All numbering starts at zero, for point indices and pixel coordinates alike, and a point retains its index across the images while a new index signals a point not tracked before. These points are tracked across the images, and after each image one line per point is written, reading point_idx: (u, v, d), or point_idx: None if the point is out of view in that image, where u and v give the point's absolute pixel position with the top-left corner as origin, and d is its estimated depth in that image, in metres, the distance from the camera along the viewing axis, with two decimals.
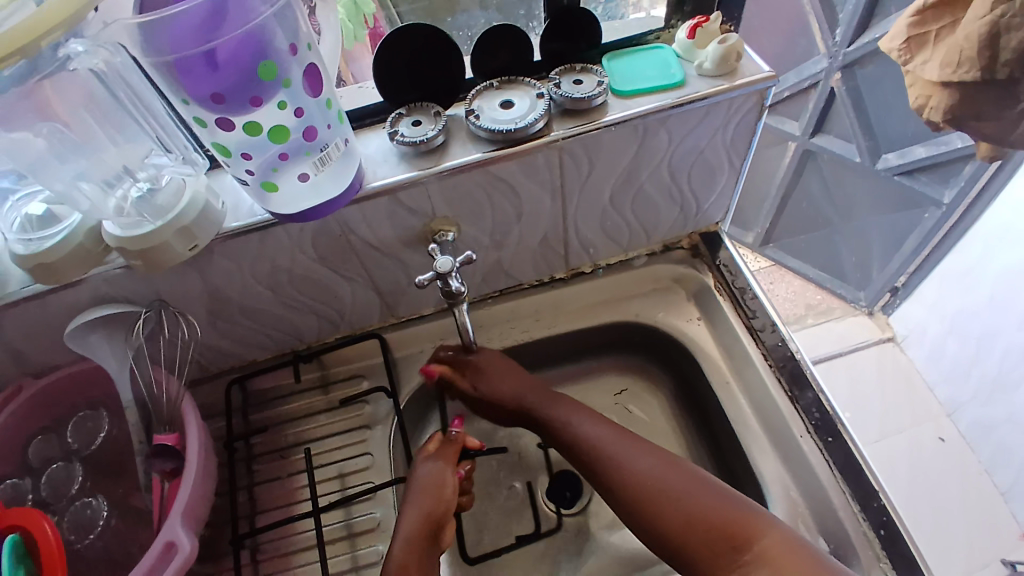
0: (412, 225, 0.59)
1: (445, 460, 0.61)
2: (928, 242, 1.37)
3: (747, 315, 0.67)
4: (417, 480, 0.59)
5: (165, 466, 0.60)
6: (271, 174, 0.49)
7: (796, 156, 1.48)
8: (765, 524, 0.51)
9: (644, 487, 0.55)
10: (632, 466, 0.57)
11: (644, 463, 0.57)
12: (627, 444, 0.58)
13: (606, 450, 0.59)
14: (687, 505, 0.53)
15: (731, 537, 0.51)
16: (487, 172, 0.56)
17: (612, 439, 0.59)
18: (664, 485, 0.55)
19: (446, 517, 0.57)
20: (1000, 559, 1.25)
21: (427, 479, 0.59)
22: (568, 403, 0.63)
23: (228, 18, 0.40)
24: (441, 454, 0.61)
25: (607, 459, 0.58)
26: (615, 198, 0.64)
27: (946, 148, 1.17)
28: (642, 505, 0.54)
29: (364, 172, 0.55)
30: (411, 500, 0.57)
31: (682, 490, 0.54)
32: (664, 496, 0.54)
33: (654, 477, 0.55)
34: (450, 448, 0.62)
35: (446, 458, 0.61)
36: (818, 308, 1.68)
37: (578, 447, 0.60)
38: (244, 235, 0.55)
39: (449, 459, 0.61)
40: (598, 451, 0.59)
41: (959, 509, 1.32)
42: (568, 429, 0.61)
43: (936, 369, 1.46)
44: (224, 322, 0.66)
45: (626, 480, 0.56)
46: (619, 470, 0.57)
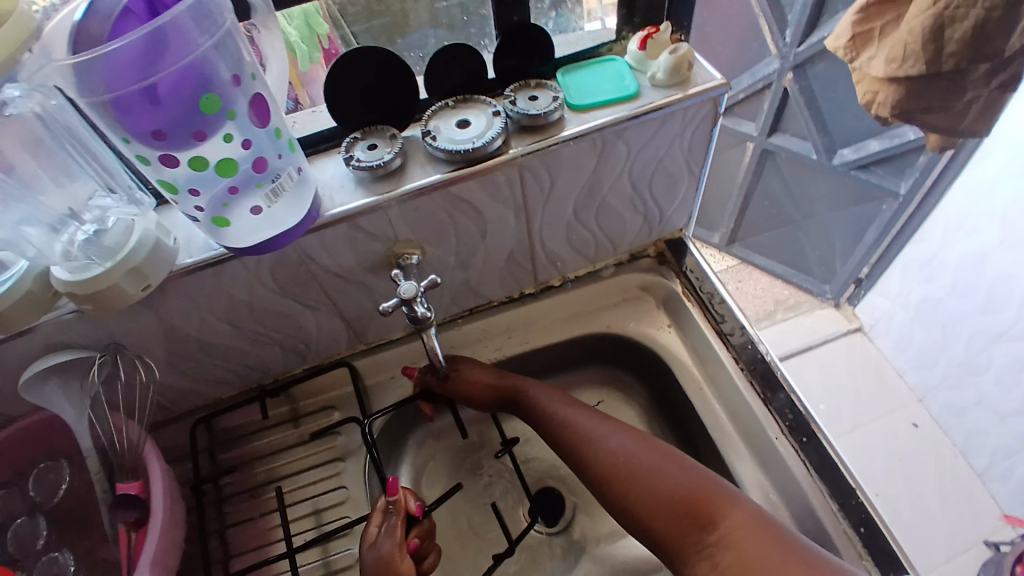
0: (374, 250, 0.58)
1: (395, 536, 0.54)
2: (887, 233, 1.40)
3: (716, 319, 0.68)
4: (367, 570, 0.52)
5: (129, 516, 0.56)
6: (222, 209, 0.48)
7: (755, 156, 1.51)
8: (734, 503, 0.50)
9: (616, 462, 0.55)
10: (603, 443, 0.56)
11: (614, 438, 0.56)
12: (601, 424, 0.58)
13: (578, 430, 0.58)
14: (657, 481, 0.53)
15: (698, 512, 0.50)
16: (448, 193, 0.55)
17: (584, 418, 0.59)
18: (633, 461, 0.54)
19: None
20: (983, 540, 1.27)
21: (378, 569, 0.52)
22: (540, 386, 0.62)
23: (166, 51, 0.38)
24: (390, 534, 0.53)
25: (580, 438, 0.58)
26: (579, 211, 0.64)
27: (900, 140, 1.21)
28: (611, 480, 0.54)
29: (321, 199, 0.53)
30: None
31: (650, 468, 0.53)
32: (637, 472, 0.53)
33: (621, 451, 0.55)
34: (393, 523, 0.54)
35: (390, 539, 0.53)
36: (787, 303, 1.71)
37: (552, 429, 0.60)
38: (200, 271, 0.53)
39: (397, 538, 0.54)
40: (574, 432, 0.58)
41: (937, 492, 1.34)
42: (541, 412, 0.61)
43: (904, 356, 1.49)
44: (185, 361, 0.63)
45: (595, 456, 0.56)
46: (590, 446, 0.57)
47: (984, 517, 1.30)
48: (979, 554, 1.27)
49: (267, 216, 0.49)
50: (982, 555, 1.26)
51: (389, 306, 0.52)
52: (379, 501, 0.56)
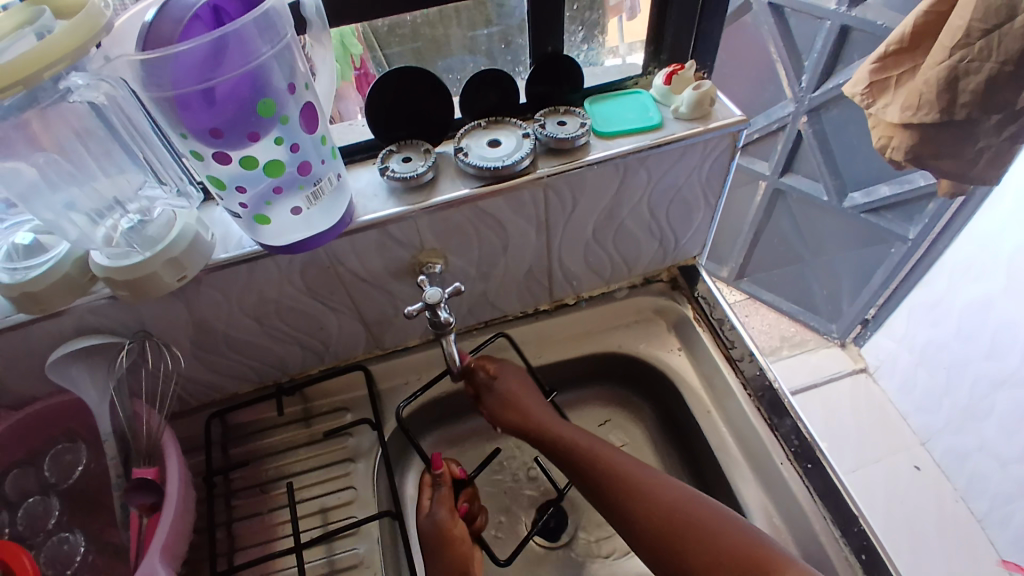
0: (401, 257, 0.60)
1: (445, 502, 0.59)
2: (895, 275, 1.41)
3: (725, 344, 0.70)
4: (425, 537, 0.57)
5: (145, 500, 0.59)
6: (263, 207, 0.50)
7: (766, 194, 1.55)
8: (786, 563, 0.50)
9: (675, 514, 0.54)
10: (663, 495, 0.55)
11: (670, 494, 0.55)
12: (651, 474, 0.57)
13: (628, 481, 0.57)
14: (716, 538, 0.52)
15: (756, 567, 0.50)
16: (475, 207, 0.58)
17: (640, 469, 0.58)
18: (689, 516, 0.53)
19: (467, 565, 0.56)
20: None
21: (433, 536, 0.57)
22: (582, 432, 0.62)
23: (229, 58, 0.41)
24: (442, 503, 0.59)
25: (639, 488, 0.56)
26: (598, 233, 0.66)
27: (910, 186, 1.24)
28: (669, 535, 0.53)
29: (355, 205, 0.56)
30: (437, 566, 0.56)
31: (706, 526, 0.52)
32: (702, 525, 0.52)
33: (680, 505, 0.54)
34: (444, 493, 0.60)
35: (442, 504, 0.59)
36: (793, 340, 1.73)
37: (603, 478, 0.58)
38: (233, 266, 0.56)
39: (449, 505, 0.59)
40: (621, 480, 0.57)
41: (936, 538, 1.32)
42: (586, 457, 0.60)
43: (908, 400, 1.48)
44: (208, 354, 0.65)
45: (652, 508, 0.54)
46: (647, 496, 0.55)
47: (984, 565, 1.28)
48: None
49: (303, 217, 0.52)
50: None
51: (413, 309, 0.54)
52: (426, 473, 0.62)
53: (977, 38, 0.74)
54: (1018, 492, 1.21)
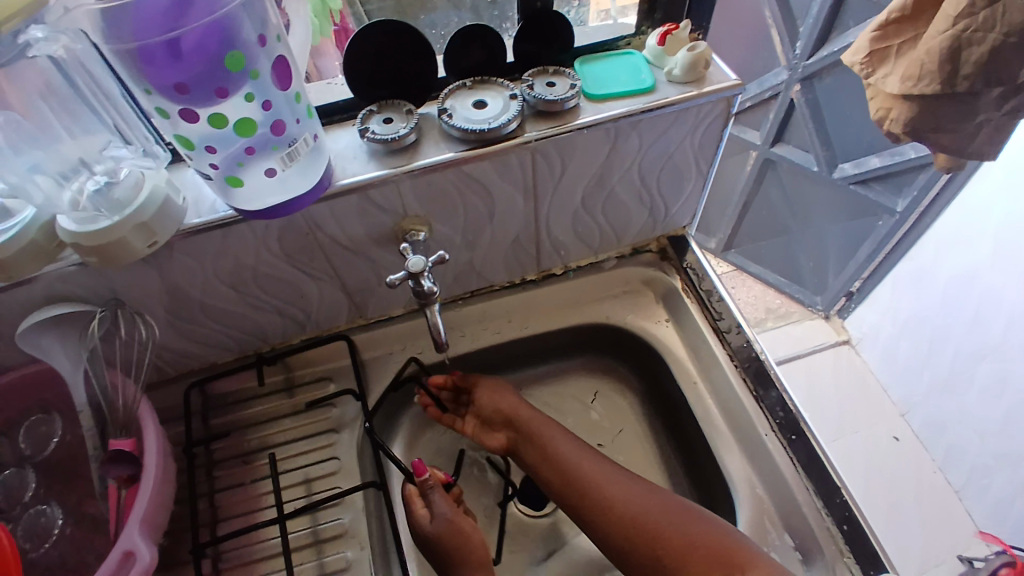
0: (382, 224, 0.58)
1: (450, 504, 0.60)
2: (881, 249, 1.41)
3: (714, 316, 0.69)
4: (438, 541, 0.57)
5: (121, 472, 0.57)
6: (236, 169, 0.48)
7: (756, 165, 1.54)
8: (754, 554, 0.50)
9: (631, 516, 0.55)
10: (612, 494, 0.57)
11: (626, 493, 0.57)
12: (602, 468, 0.59)
13: (581, 475, 0.59)
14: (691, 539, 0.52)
15: (731, 565, 0.50)
16: (461, 172, 0.55)
17: (603, 471, 0.59)
18: (662, 519, 0.54)
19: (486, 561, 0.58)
20: (955, 554, 1.29)
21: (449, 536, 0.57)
22: (537, 419, 0.63)
23: (193, 7, 0.39)
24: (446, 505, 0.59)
25: (586, 487, 0.58)
26: (587, 200, 0.64)
27: (901, 158, 1.22)
28: (640, 539, 0.54)
29: (334, 167, 0.54)
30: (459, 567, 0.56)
31: (663, 521, 0.54)
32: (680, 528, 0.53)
33: (634, 504, 0.56)
34: (440, 494, 0.60)
35: (445, 506, 0.59)
36: (778, 312, 1.73)
37: (556, 478, 0.60)
38: (207, 232, 0.53)
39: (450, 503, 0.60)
40: (570, 472, 0.59)
41: (911, 506, 1.36)
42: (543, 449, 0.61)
43: (890, 371, 1.50)
44: (185, 323, 0.63)
45: (606, 509, 0.56)
46: (608, 500, 0.56)
47: (959, 533, 1.32)
48: (952, 566, 1.28)
49: (281, 182, 0.50)
50: (954, 568, 1.28)
51: (396, 279, 0.52)
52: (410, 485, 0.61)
53: (980, 9, 0.73)
54: (995, 462, 1.23)
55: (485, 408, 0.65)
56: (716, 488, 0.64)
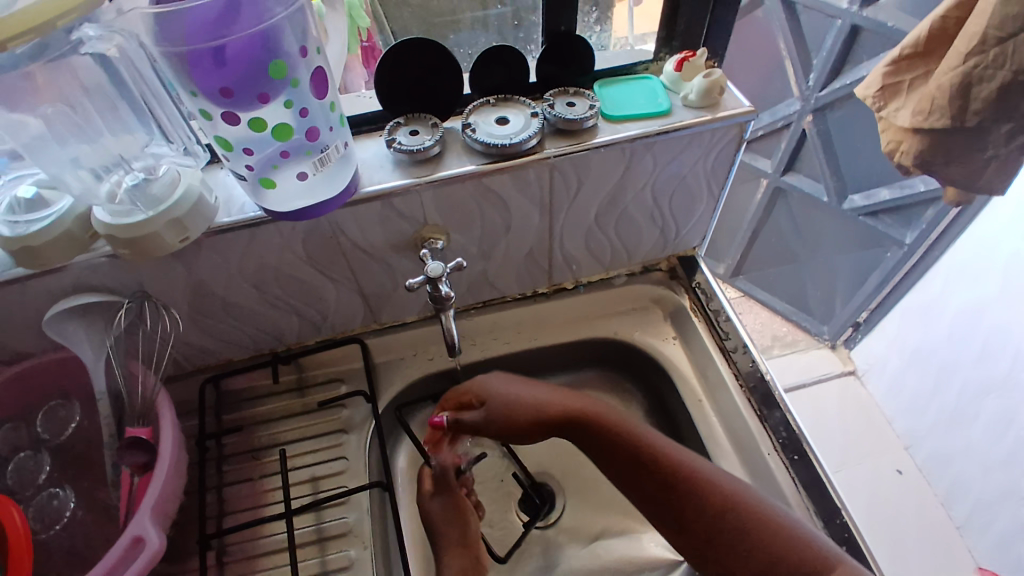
0: (402, 231, 0.60)
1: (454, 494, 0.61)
2: (889, 280, 1.42)
3: (720, 336, 0.70)
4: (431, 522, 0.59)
5: (137, 459, 0.58)
6: (270, 170, 0.51)
7: (766, 193, 1.56)
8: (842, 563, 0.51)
9: (723, 502, 0.54)
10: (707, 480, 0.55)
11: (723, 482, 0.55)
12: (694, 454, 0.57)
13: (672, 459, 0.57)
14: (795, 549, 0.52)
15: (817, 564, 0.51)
16: (481, 184, 0.58)
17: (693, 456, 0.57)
18: (751, 507, 0.54)
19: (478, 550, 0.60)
20: None
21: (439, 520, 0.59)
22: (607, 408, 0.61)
23: (241, 16, 0.41)
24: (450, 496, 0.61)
25: (680, 469, 0.56)
26: (601, 217, 0.66)
27: (911, 191, 1.24)
28: (728, 523, 0.53)
29: (360, 175, 0.56)
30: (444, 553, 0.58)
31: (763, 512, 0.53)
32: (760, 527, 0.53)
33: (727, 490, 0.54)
34: (450, 484, 0.61)
35: (450, 494, 0.61)
36: (784, 340, 1.74)
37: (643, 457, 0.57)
38: (234, 231, 0.56)
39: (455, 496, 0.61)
40: (660, 453, 0.57)
41: (914, 540, 1.35)
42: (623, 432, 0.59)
43: (896, 403, 1.49)
44: (205, 317, 0.65)
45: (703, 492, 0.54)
46: (703, 484, 0.55)
47: (963, 571, 1.30)
48: None
49: (312, 184, 0.52)
50: None
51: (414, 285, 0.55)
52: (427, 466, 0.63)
53: (991, 46, 0.74)
54: (997, 498, 1.22)
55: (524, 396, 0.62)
56: None
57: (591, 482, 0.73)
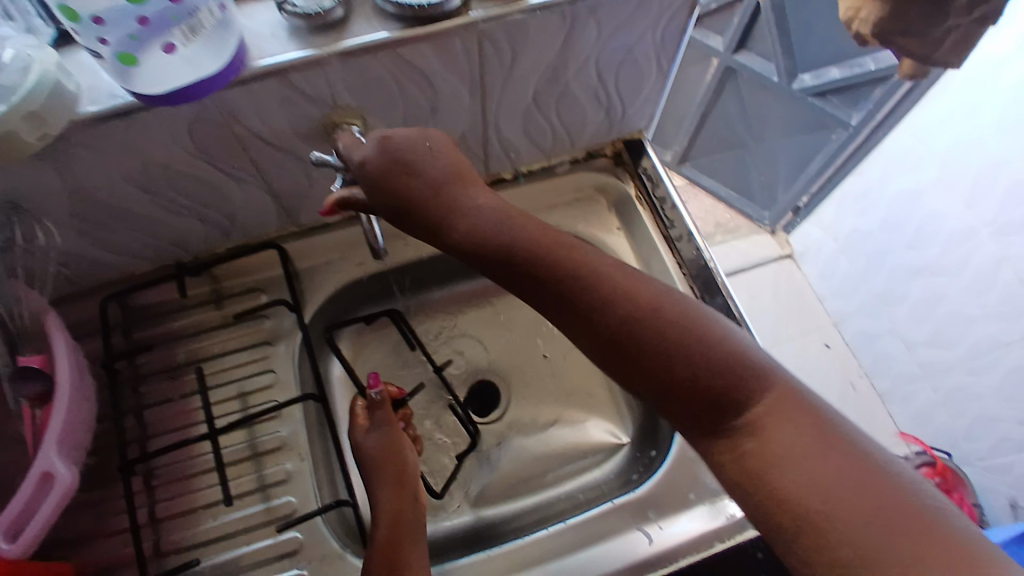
0: (310, 115, 0.51)
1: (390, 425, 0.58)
2: (832, 162, 1.41)
3: (665, 226, 0.67)
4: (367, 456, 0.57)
5: (34, 389, 0.54)
6: (129, 44, 0.41)
7: (716, 74, 1.43)
8: (775, 389, 0.40)
9: (632, 321, 0.42)
10: (617, 291, 0.43)
11: (647, 292, 0.43)
12: (600, 257, 0.45)
13: (580, 270, 0.44)
14: (847, 432, 0.38)
15: (737, 396, 0.40)
16: (396, 55, 0.48)
17: (597, 262, 0.45)
18: (666, 322, 0.42)
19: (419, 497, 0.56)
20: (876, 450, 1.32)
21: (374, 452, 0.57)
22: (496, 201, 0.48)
23: None
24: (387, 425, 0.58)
25: (582, 278, 0.44)
26: (539, 97, 0.59)
27: (861, 70, 1.20)
28: (628, 346, 0.42)
29: (247, 47, 0.46)
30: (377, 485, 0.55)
31: (682, 333, 0.42)
32: (755, 387, 0.40)
33: (637, 307, 0.43)
34: (385, 413, 0.59)
35: (387, 425, 0.58)
36: (727, 227, 1.72)
37: (541, 268, 0.45)
38: (108, 122, 0.45)
39: (392, 424, 0.59)
40: (555, 263, 0.45)
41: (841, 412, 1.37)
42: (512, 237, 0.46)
43: (829, 284, 1.49)
44: (94, 230, 0.56)
45: (618, 301, 0.43)
46: (605, 293, 0.44)
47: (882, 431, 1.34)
48: None
49: (190, 61, 0.43)
50: None
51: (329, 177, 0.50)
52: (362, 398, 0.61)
53: None
54: (922, 370, 1.24)
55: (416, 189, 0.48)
56: None
57: (533, 377, 0.71)
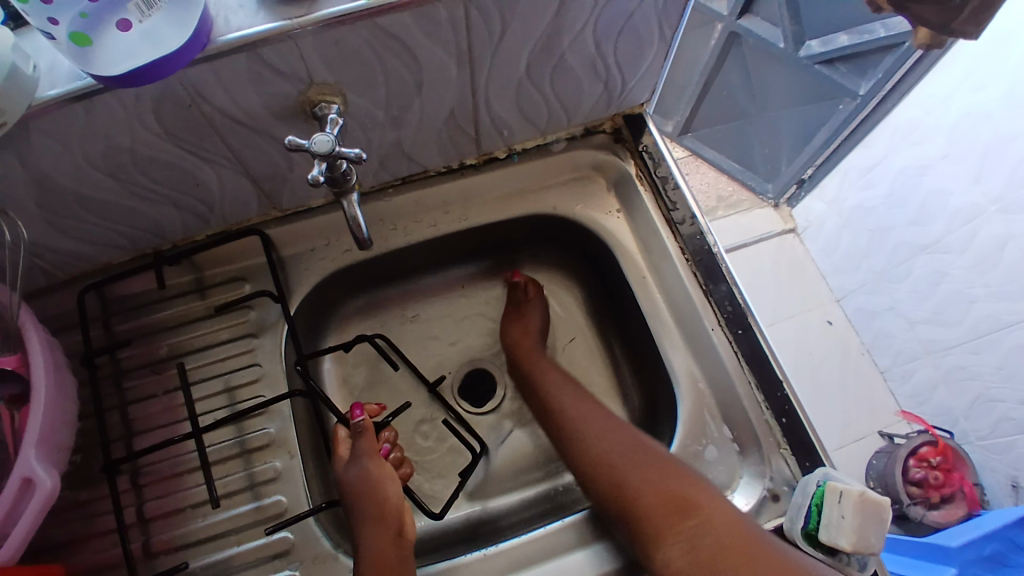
0: (285, 92, 0.48)
1: (370, 455, 0.56)
2: (839, 134, 1.24)
3: (667, 208, 0.64)
4: (349, 490, 0.54)
5: (7, 391, 0.51)
6: (81, 23, 0.38)
7: (721, 39, 1.20)
8: (712, 499, 0.50)
9: (607, 455, 0.56)
10: (596, 439, 0.57)
11: (624, 442, 0.56)
12: (596, 422, 0.59)
13: (570, 421, 0.60)
14: (757, 547, 0.46)
15: (682, 505, 0.50)
16: (375, 26, 0.44)
17: (591, 423, 0.59)
18: (624, 461, 0.54)
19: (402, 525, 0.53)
20: (877, 431, 1.25)
21: (355, 488, 0.54)
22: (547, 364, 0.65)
23: None
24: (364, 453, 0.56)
25: (570, 427, 0.59)
26: (532, 69, 0.54)
27: (869, 37, 1.03)
28: (600, 473, 0.55)
29: (211, 18, 0.42)
30: (359, 522, 0.52)
31: (644, 474, 0.52)
32: (699, 505, 0.49)
33: (611, 451, 0.56)
34: (365, 441, 0.57)
35: (366, 455, 0.56)
36: (728, 200, 1.53)
37: (549, 420, 0.62)
38: (68, 106, 0.42)
39: (371, 452, 0.56)
40: (563, 420, 0.60)
41: (840, 392, 1.30)
42: (547, 399, 0.63)
43: (829, 261, 1.39)
44: (64, 220, 0.53)
45: (587, 447, 0.57)
46: (590, 445, 0.57)
47: (880, 412, 1.28)
48: (871, 443, 1.25)
49: (151, 35, 0.39)
50: (873, 444, 1.25)
51: (318, 176, 0.42)
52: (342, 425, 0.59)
53: None
54: (922, 348, 1.19)
55: (506, 335, 0.69)
56: (660, 380, 0.62)
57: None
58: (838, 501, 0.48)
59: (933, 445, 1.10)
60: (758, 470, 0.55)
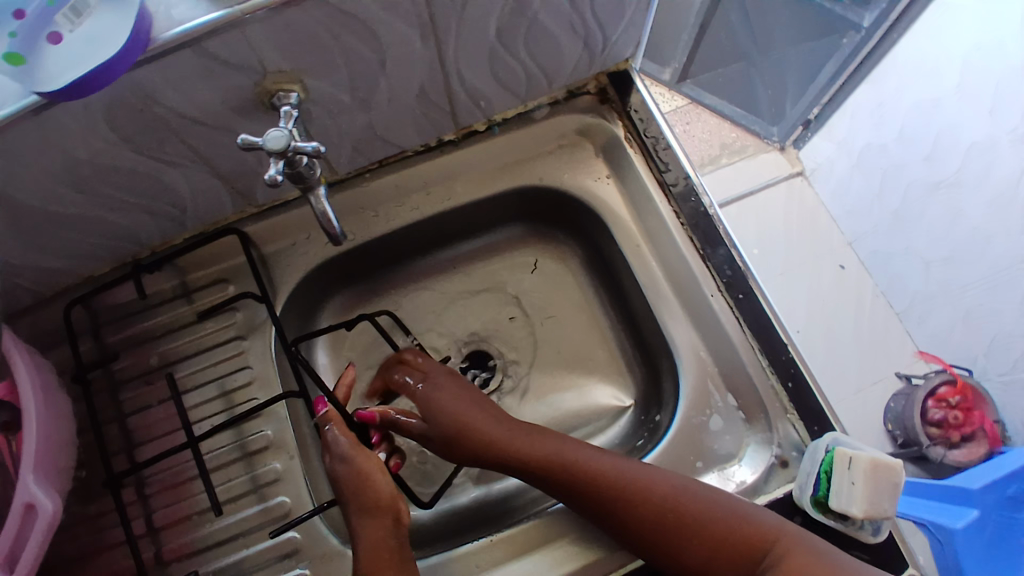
0: (240, 85, 0.45)
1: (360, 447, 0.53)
2: (844, 71, 1.18)
3: (660, 169, 0.61)
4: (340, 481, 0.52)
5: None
6: (14, 43, 0.37)
7: None
8: (782, 533, 0.46)
9: (663, 509, 0.48)
10: (643, 489, 0.49)
11: (662, 486, 0.49)
12: (630, 466, 0.51)
13: (606, 477, 0.50)
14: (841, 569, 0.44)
15: (755, 550, 0.46)
16: (326, 4, 0.41)
17: (622, 470, 0.50)
18: (681, 508, 0.48)
19: (395, 506, 0.52)
20: (896, 373, 1.17)
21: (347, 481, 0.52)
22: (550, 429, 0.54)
23: None
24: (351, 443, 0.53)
25: (607, 483, 0.50)
26: (504, 34, 0.50)
27: None
28: (663, 528, 0.48)
29: (150, 15, 0.39)
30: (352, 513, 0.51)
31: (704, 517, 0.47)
32: (771, 544, 0.46)
33: (664, 502, 0.48)
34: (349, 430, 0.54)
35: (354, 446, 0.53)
36: (733, 146, 1.34)
37: (580, 482, 0.51)
38: (14, 123, 0.40)
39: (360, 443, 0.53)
40: (594, 477, 0.51)
41: (856, 342, 1.20)
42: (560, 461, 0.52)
43: (841, 204, 1.27)
44: (37, 238, 0.51)
45: (635, 505, 0.49)
46: (638, 498, 0.49)
47: (900, 354, 1.19)
48: (890, 385, 1.17)
49: (88, 42, 0.38)
50: (892, 387, 1.16)
51: (278, 176, 0.41)
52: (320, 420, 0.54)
53: None
54: (939, 290, 1.11)
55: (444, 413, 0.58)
56: (662, 352, 0.60)
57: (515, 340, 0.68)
58: (849, 468, 0.47)
59: (951, 385, 1.07)
60: (765, 438, 0.54)
